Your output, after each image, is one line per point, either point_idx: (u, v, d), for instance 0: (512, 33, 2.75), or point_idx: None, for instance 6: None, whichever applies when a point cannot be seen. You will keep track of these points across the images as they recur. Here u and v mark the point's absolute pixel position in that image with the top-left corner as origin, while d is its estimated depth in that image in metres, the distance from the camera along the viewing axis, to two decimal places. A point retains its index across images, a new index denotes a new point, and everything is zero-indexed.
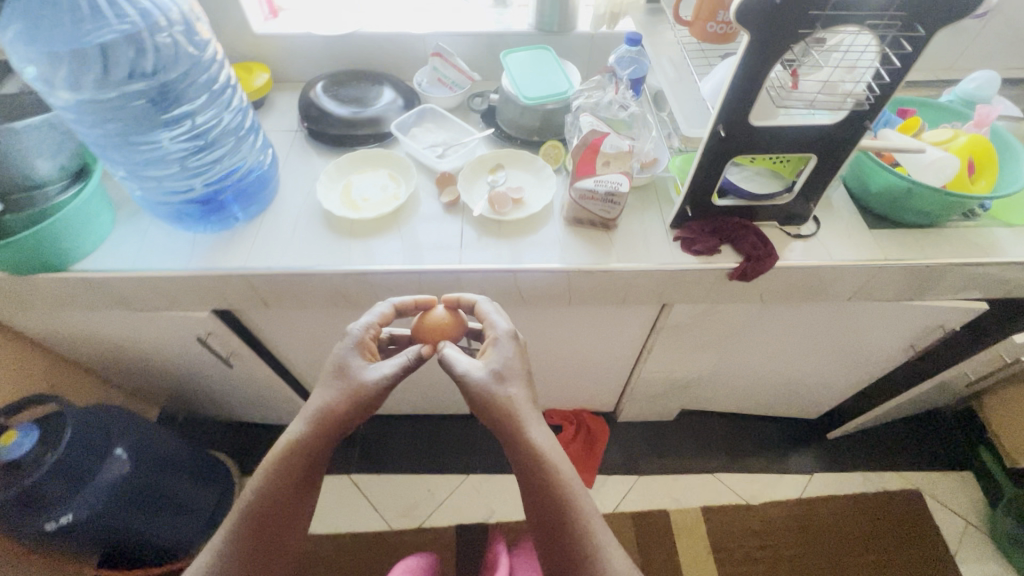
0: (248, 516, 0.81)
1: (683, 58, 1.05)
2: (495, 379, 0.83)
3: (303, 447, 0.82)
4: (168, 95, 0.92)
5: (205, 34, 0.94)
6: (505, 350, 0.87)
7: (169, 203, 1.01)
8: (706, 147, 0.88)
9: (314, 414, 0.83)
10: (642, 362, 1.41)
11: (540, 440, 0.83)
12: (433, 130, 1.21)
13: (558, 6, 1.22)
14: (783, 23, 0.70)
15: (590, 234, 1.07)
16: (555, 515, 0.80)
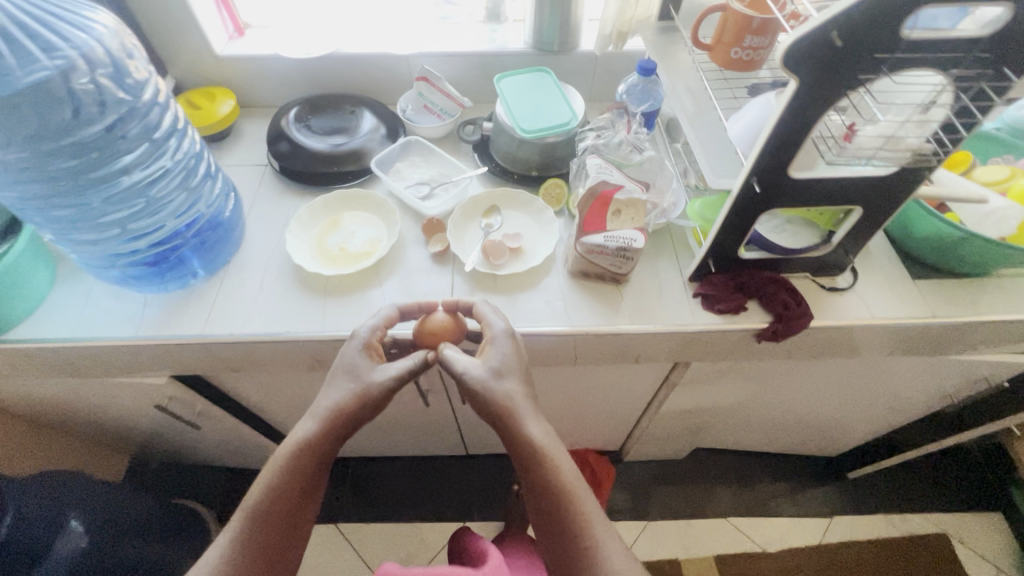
0: (254, 521, 0.71)
1: (702, 87, 0.92)
2: (492, 376, 0.74)
3: (315, 448, 0.73)
4: (97, 148, 0.78)
5: (139, 73, 0.81)
6: (505, 351, 0.77)
7: (113, 263, 0.88)
8: (735, 201, 0.76)
9: (323, 413, 0.73)
10: (653, 411, 1.29)
11: (537, 434, 0.72)
12: (418, 165, 1.09)
13: (558, 24, 1.09)
14: (839, 68, 0.57)
15: (599, 289, 0.94)
16: (562, 514, 0.71)
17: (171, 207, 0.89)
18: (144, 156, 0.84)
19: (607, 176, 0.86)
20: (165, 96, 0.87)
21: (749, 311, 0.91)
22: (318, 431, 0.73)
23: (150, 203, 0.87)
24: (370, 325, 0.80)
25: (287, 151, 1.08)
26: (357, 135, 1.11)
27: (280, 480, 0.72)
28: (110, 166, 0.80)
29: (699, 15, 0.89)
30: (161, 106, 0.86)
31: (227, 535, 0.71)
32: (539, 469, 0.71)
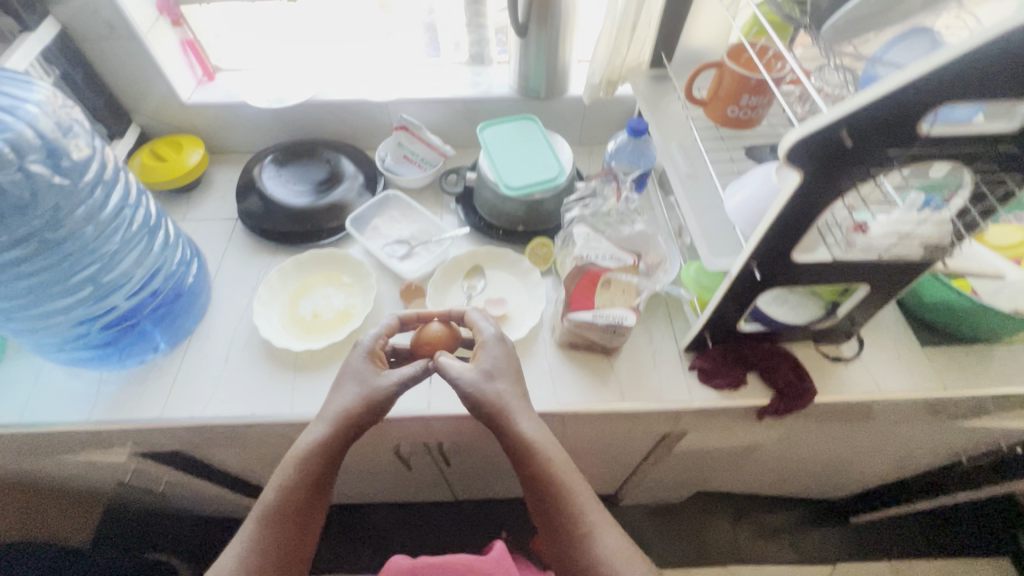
0: (265, 531, 0.64)
1: (697, 146, 0.86)
2: (484, 376, 0.68)
3: (323, 455, 0.66)
4: (34, 237, 0.71)
5: (83, 151, 0.75)
6: (499, 356, 0.71)
7: (65, 346, 0.82)
8: (732, 282, 0.70)
9: (333, 416, 0.67)
10: (648, 468, 1.23)
11: (529, 431, 0.67)
12: (397, 221, 1.03)
13: (545, 70, 1.03)
14: (843, 165, 0.52)
15: (589, 360, 0.88)
16: (568, 505, 0.66)
17: (124, 284, 0.82)
18: (89, 238, 0.77)
19: (595, 246, 0.80)
20: (113, 170, 0.80)
21: (748, 385, 0.85)
22: (328, 435, 0.66)
23: (99, 283, 0.80)
24: (369, 332, 0.74)
25: (259, 208, 1.02)
26: (333, 187, 1.05)
27: (285, 486, 0.65)
28: (50, 252, 0.74)
29: (691, 72, 0.83)
30: (109, 181, 0.79)
31: (234, 549, 0.63)
32: (537, 462, 0.66)
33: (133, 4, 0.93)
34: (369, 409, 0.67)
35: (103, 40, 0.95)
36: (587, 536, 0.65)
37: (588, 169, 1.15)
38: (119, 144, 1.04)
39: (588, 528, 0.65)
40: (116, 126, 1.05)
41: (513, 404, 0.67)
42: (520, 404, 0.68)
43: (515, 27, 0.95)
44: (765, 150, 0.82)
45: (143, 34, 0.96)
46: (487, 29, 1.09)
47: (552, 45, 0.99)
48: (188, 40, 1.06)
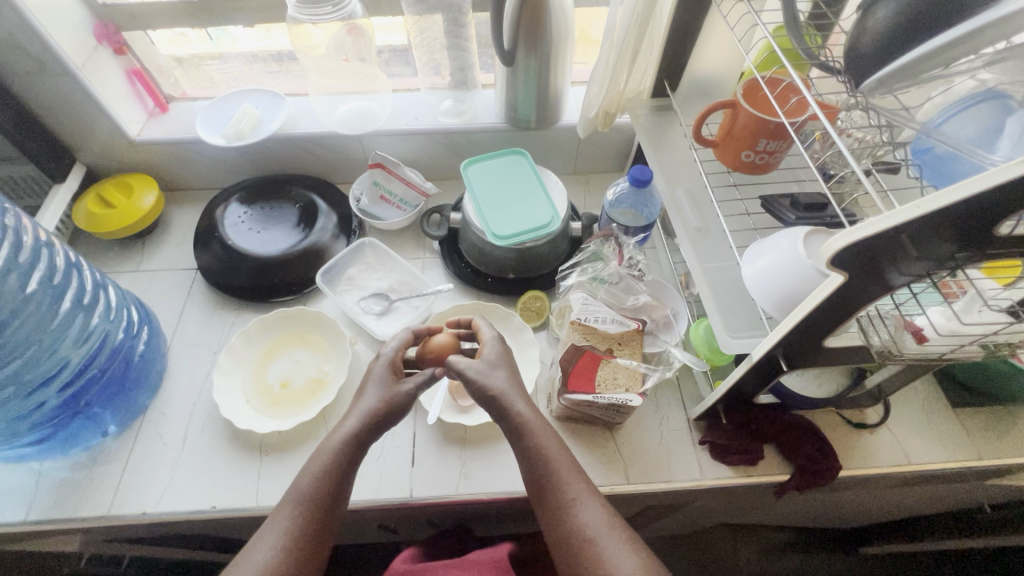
0: (304, 517, 0.57)
1: (707, 193, 0.77)
2: (484, 367, 0.65)
3: (351, 446, 0.62)
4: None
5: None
6: (498, 353, 0.68)
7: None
8: (753, 367, 0.62)
9: (360, 412, 0.64)
10: (652, 524, 1.14)
11: (524, 413, 0.62)
12: (374, 272, 0.93)
13: (535, 99, 0.92)
14: (884, 265, 0.44)
15: (589, 434, 0.79)
16: (560, 481, 0.59)
17: (61, 371, 0.73)
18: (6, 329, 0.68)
19: (596, 313, 0.72)
20: (31, 248, 0.70)
21: (766, 459, 0.77)
22: (356, 429, 0.63)
23: (27, 375, 0.70)
24: (389, 344, 0.71)
25: (220, 258, 0.92)
26: (303, 230, 0.95)
27: (319, 473, 0.60)
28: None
29: (702, 112, 0.72)
30: (25, 263, 0.69)
31: (270, 541, 0.55)
32: (528, 441, 0.61)
33: (65, 36, 0.82)
34: (390, 410, 0.66)
35: (32, 76, 0.83)
36: (573, 511, 0.57)
37: (583, 202, 1.05)
38: (61, 188, 0.93)
39: (575, 496, 0.58)
40: (57, 168, 0.93)
41: (505, 387, 0.64)
42: (518, 390, 0.64)
43: (501, 55, 0.84)
44: (784, 205, 0.69)
45: (78, 69, 0.84)
46: (471, 53, 0.96)
47: (544, 73, 0.88)
48: (134, 69, 0.95)
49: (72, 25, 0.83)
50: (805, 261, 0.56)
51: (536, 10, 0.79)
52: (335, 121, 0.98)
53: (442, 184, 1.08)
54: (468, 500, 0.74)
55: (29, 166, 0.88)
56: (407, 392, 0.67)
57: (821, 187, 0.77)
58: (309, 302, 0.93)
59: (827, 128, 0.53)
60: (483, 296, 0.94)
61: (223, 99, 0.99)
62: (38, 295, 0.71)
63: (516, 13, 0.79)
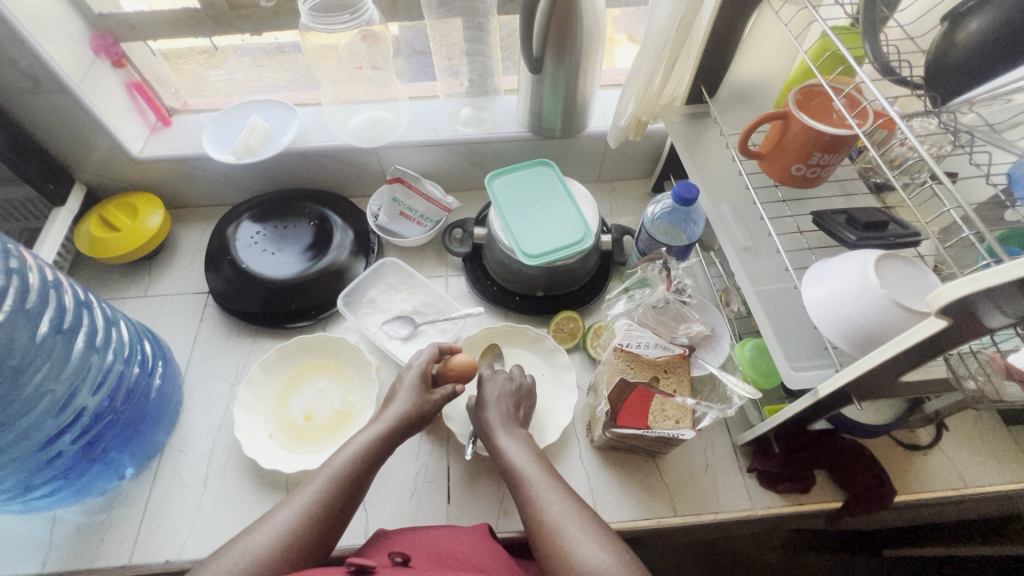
0: (331, 493, 0.55)
1: (753, 209, 0.73)
2: (478, 403, 0.68)
3: (379, 448, 0.61)
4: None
5: None
6: (500, 389, 0.69)
7: (9, 503, 0.67)
8: (817, 402, 0.58)
9: (388, 418, 0.64)
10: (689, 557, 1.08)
11: (506, 446, 0.63)
12: (397, 293, 0.89)
13: (562, 108, 0.87)
14: (988, 310, 0.41)
15: (632, 465, 0.76)
16: (527, 484, 0.58)
17: (72, 423, 0.68)
18: (15, 380, 0.63)
19: (639, 339, 0.66)
20: (38, 290, 0.66)
21: (817, 486, 0.74)
22: (383, 434, 0.62)
23: (41, 429, 0.66)
24: (417, 355, 0.70)
25: (234, 282, 0.87)
26: (319, 250, 0.90)
27: (353, 459, 0.59)
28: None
29: (748, 124, 0.65)
30: (33, 308, 0.65)
31: (291, 509, 0.53)
32: (501, 459, 0.62)
33: (61, 51, 0.76)
34: (420, 416, 0.65)
35: (26, 95, 0.77)
36: (535, 507, 0.54)
37: (609, 212, 1.01)
38: (62, 212, 0.88)
39: (538, 492, 0.56)
40: (56, 189, 0.88)
41: (495, 419, 0.66)
42: (508, 421, 0.66)
43: (529, 62, 0.79)
44: (840, 221, 0.63)
45: (76, 86, 0.79)
46: (493, 59, 0.91)
47: (572, 82, 0.83)
48: (134, 82, 0.89)
49: (67, 38, 0.77)
50: (876, 290, 0.52)
51: (567, 15, 0.74)
52: (348, 134, 0.92)
53: (462, 196, 1.04)
54: (510, 539, 0.70)
55: (27, 190, 0.83)
56: (435, 402, 0.66)
57: (872, 202, 0.73)
58: (328, 327, 0.89)
59: (900, 127, 0.48)
60: (511, 316, 0.90)
61: (230, 111, 0.93)
62: (47, 341, 0.66)
63: (546, 18, 0.74)
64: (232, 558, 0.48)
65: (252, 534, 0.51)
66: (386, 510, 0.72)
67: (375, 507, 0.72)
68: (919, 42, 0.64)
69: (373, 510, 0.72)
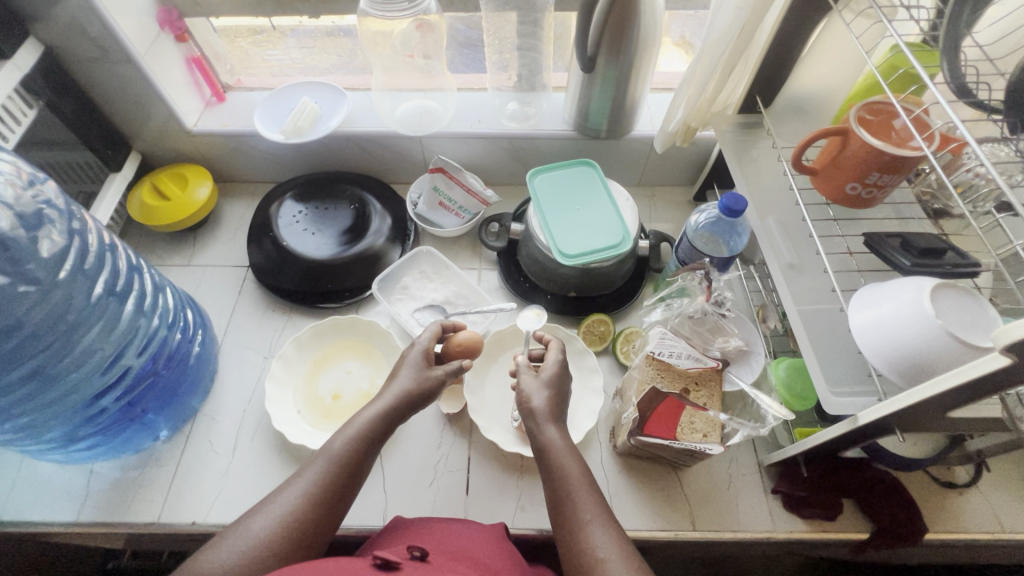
0: (332, 476, 0.55)
1: (800, 226, 0.71)
2: (537, 383, 0.63)
3: (382, 425, 0.60)
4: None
5: (54, 240, 0.63)
6: (552, 377, 0.64)
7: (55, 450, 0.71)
8: (857, 430, 0.56)
9: (393, 392, 0.62)
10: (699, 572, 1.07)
11: (554, 440, 0.58)
12: (430, 282, 0.90)
13: (610, 108, 0.86)
14: None
15: (654, 475, 0.75)
16: (574, 503, 0.54)
17: (114, 383, 0.70)
18: (69, 337, 0.65)
19: (672, 348, 0.65)
20: (96, 252, 0.68)
21: (845, 514, 0.72)
22: (386, 411, 0.61)
23: (87, 385, 0.68)
24: (422, 333, 0.70)
25: (274, 258, 0.89)
26: (357, 234, 0.91)
27: (356, 439, 0.58)
28: (19, 366, 0.61)
29: (805, 138, 0.64)
30: (91, 269, 0.67)
31: (295, 489, 0.54)
32: (549, 458, 0.57)
33: (129, 22, 0.78)
34: (424, 393, 0.63)
35: (95, 63, 0.80)
36: (584, 531, 0.52)
37: (647, 217, 0.99)
38: (118, 176, 0.91)
39: (590, 516, 0.52)
40: (112, 156, 0.91)
41: (541, 409, 0.61)
42: (551, 412, 0.60)
43: (581, 60, 0.78)
44: (894, 246, 0.61)
45: (141, 57, 0.81)
46: (544, 54, 0.90)
47: (623, 83, 0.81)
48: (194, 57, 0.92)
49: (136, 10, 0.80)
50: (930, 319, 0.50)
51: (624, 15, 0.73)
52: (394, 121, 0.93)
53: (499, 190, 1.04)
54: (524, 535, 0.71)
55: (86, 154, 0.86)
56: (437, 377, 0.64)
57: (929, 227, 0.70)
58: (361, 309, 0.90)
59: (974, 148, 0.47)
60: (541, 314, 0.89)
61: (282, 91, 0.95)
62: (101, 302, 0.68)
63: (603, 16, 0.73)
64: (234, 542, 0.49)
65: (256, 517, 0.51)
66: (405, 494, 0.73)
67: (395, 490, 0.73)
68: (999, 64, 0.61)
69: (393, 494, 0.73)
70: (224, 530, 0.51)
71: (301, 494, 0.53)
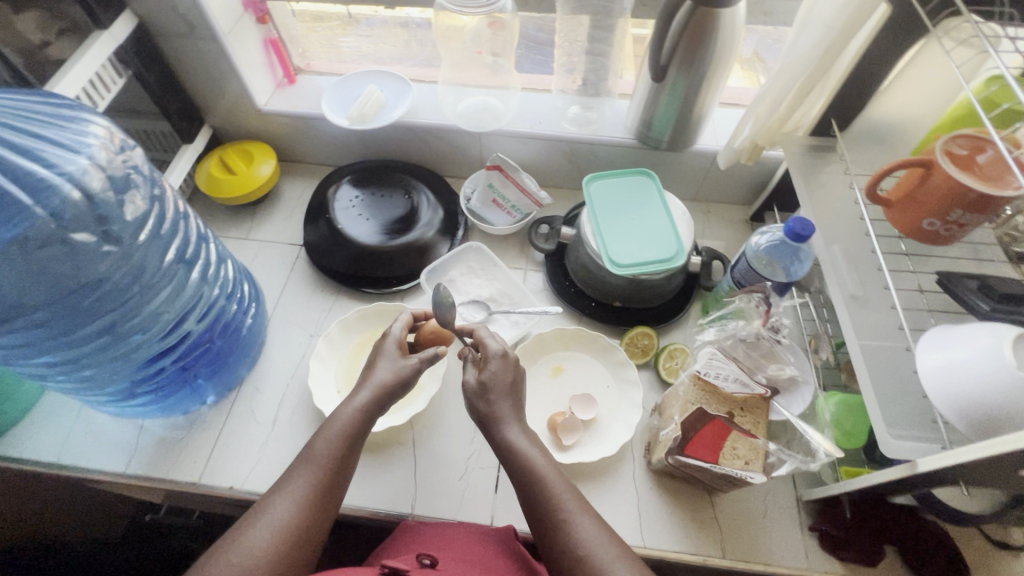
0: (320, 477, 0.55)
1: (867, 258, 0.68)
2: (479, 389, 0.61)
3: (361, 419, 0.59)
4: (70, 310, 0.61)
5: (140, 206, 0.66)
6: (498, 373, 0.61)
7: (113, 403, 0.74)
8: (911, 478, 0.54)
9: (372, 385, 0.62)
10: None
11: (515, 440, 0.58)
12: (476, 277, 0.90)
13: (675, 120, 0.84)
14: None
15: (687, 496, 0.73)
16: (551, 495, 0.54)
17: (172, 346, 0.73)
18: (142, 298, 0.68)
19: (720, 370, 0.63)
20: (171, 220, 0.71)
21: (885, 562, 0.69)
22: (366, 404, 0.60)
23: (146, 347, 0.70)
24: (393, 323, 0.69)
25: (327, 239, 0.91)
26: (407, 224, 0.92)
27: (339, 438, 0.58)
28: (94, 323, 0.64)
29: (884, 166, 0.61)
30: (166, 235, 0.70)
31: (285, 501, 0.53)
32: (517, 458, 0.57)
33: (217, 2, 0.82)
34: (402, 383, 0.63)
35: (181, 38, 0.84)
36: (562, 530, 0.52)
37: (700, 233, 0.98)
38: (189, 148, 0.95)
39: (568, 515, 0.53)
40: (187, 128, 0.95)
41: (501, 411, 0.60)
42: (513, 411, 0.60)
43: (652, 69, 0.77)
44: (971, 289, 0.58)
45: (224, 36, 0.84)
46: (611, 60, 0.89)
47: (692, 96, 0.80)
48: (271, 39, 0.94)
49: None
50: (1009, 371, 0.47)
51: (703, 27, 0.71)
52: (456, 115, 0.94)
53: (552, 192, 1.03)
54: None
55: (163, 124, 0.90)
56: (415, 365, 0.64)
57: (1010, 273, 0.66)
58: (405, 298, 0.91)
59: None
60: (583, 321, 0.89)
61: (350, 77, 0.97)
62: (171, 268, 0.71)
63: (681, 27, 0.71)
64: (227, 560, 0.48)
65: (250, 530, 0.51)
66: (434, 485, 0.74)
67: (425, 480, 0.74)
68: None
69: (423, 483, 0.74)
70: (217, 548, 0.49)
71: (296, 505, 0.53)
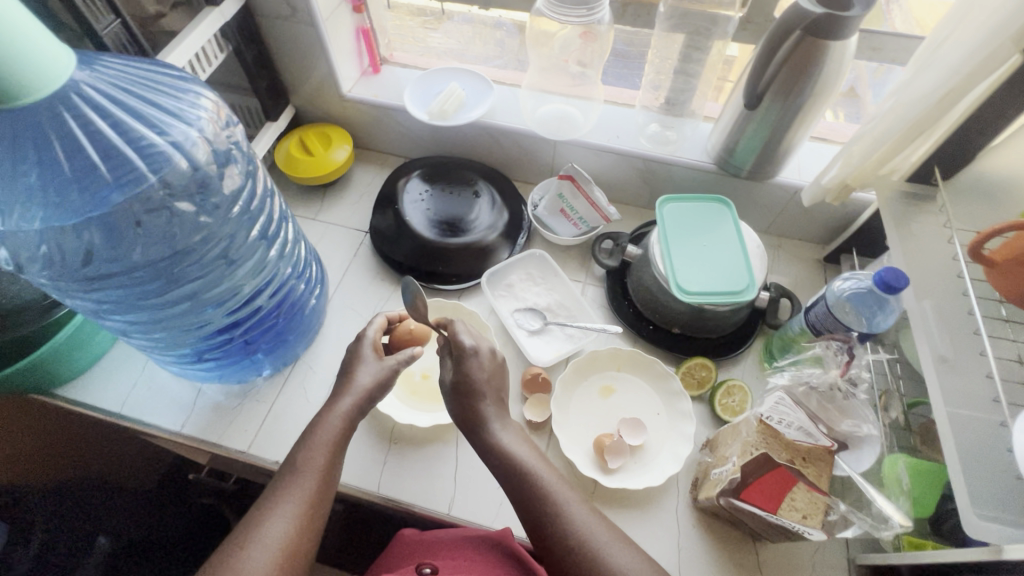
0: (311, 487, 0.55)
1: (961, 319, 0.64)
2: (456, 391, 0.62)
3: (346, 423, 0.60)
4: (161, 275, 0.64)
5: (236, 180, 0.68)
6: (485, 372, 0.62)
7: (179, 365, 0.77)
8: (991, 561, 0.50)
9: (354, 391, 0.62)
10: None
11: (500, 438, 0.60)
12: (536, 285, 0.90)
13: (760, 149, 0.81)
14: None
15: (730, 541, 0.70)
16: (540, 483, 0.56)
17: (244, 317, 0.75)
18: (226, 269, 0.70)
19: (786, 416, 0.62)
20: (259, 198, 0.73)
21: None
22: (354, 405, 0.61)
23: (218, 317, 0.72)
24: (369, 326, 0.70)
25: (392, 229, 0.92)
26: (470, 224, 0.92)
27: (329, 447, 0.58)
28: (177, 288, 0.66)
29: (993, 225, 0.57)
30: (255, 211, 0.72)
31: (282, 517, 0.52)
32: (503, 457, 0.58)
33: None
34: (383, 385, 0.64)
35: (282, 20, 0.86)
36: (557, 521, 0.53)
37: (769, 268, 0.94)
38: (272, 126, 0.98)
39: (557, 508, 0.54)
40: (273, 107, 0.98)
41: (488, 411, 0.61)
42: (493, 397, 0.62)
43: (747, 95, 0.74)
44: None
45: (322, 21, 0.86)
46: (699, 82, 0.87)
47: (784, 126, 0.77)
48: (364, 28, 0.96)
49: None
50: None
51: (808, 58, 0.68)
52: (534, 120, 0.94)
53: (620, 208, 1.02)
54: None
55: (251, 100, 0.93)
56: (389, 365, 0.65)
57: None
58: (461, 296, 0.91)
59: None
60: (639, 343, 0.87)
61: (434, 73, 0.98)
62: (254, 244, 0.73)
63: (785, 55, 0.69)
64: None
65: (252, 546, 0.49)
66: (472, 488, 0.73)
67: (464, 483, 0.74)
68: None
69: (462, 485, 0.74)
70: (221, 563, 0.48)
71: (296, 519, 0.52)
